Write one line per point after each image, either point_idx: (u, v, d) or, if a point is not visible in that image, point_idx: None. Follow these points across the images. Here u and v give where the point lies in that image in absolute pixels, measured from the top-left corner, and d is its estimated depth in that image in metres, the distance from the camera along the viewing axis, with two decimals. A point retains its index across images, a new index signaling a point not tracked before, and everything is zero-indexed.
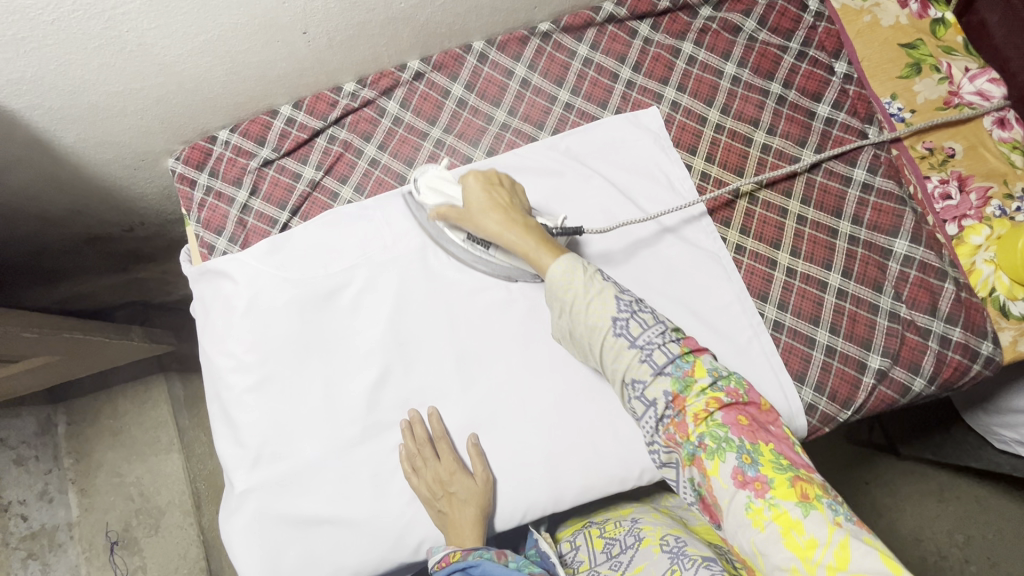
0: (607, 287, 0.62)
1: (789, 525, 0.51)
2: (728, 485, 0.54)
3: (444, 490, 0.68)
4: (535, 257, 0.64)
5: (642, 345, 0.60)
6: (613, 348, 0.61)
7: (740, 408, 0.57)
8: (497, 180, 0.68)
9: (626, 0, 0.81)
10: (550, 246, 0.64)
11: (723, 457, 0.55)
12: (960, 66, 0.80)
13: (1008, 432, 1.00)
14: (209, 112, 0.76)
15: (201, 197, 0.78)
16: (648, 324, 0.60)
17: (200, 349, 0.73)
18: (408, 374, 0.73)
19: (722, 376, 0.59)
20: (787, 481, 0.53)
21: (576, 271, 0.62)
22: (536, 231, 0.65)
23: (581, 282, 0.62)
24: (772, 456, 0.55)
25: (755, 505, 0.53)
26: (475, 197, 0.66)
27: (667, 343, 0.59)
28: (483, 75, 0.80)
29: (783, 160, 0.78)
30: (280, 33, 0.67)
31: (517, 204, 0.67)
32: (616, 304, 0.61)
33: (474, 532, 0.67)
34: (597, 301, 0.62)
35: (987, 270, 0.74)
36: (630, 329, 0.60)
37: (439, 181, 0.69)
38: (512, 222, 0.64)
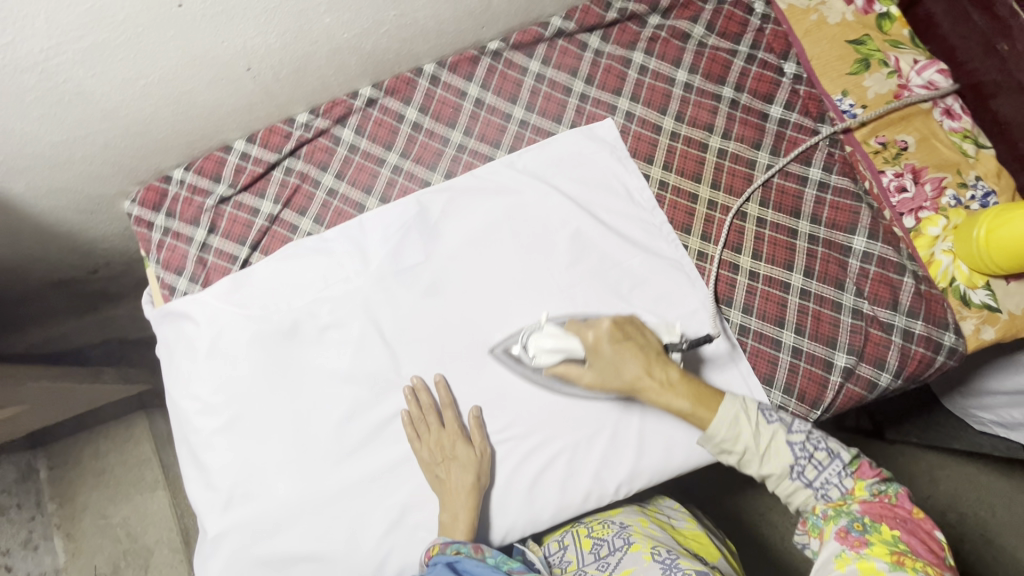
0: (779, 430, 0.66)
1: (869, 570, 0.56)
2: (829, 538, 0.60)
3: (443, 456, 0.69)
4: (696, 415, 0.67)
5: (817, 484, 0.64)
6: (787, 488, 0.65)
7: (881, 502, 0.62)
8: (627, 326, 0.70)
9: (573, 13, 0.81)
10: (707, 402, 0.67)
11: (836, 520, 0.61)
12: (908, 59, 0.80)
13: (987, 414, 1.02)
14: (161, 153, 0.75)
15: (159, 238, 0.77)
16: (823, 464, 0.64)
17: (166, 393, 0.73)
18: (378, 405, 0.72)
19: (882, 489, 0.63)
20: (888, 549, 0.57)
21: (745, 424, 0.66)
22: (690, 390, 0.67)
23: (752, 437, 0.65)
24: (889, 536, 0.58)
25: (847, 556, 0.58)
26: (610, 352, 0.68)
27: (843, 479, 0.64)
28: (437, 97, 0.80)
29: (740, 164, 0.79)
30: (224, 71, 0.66)
31: (653, 349, 0.69)
32: (790, 451, 0.65)
33: (468, 501, 0.67)
34: (772, 453, 0.65)
35: (947, 261, 0.74)
36: (807, 473, 0.64)
37: (547, 340, 0.69)
38: (661, 378, 0.67)
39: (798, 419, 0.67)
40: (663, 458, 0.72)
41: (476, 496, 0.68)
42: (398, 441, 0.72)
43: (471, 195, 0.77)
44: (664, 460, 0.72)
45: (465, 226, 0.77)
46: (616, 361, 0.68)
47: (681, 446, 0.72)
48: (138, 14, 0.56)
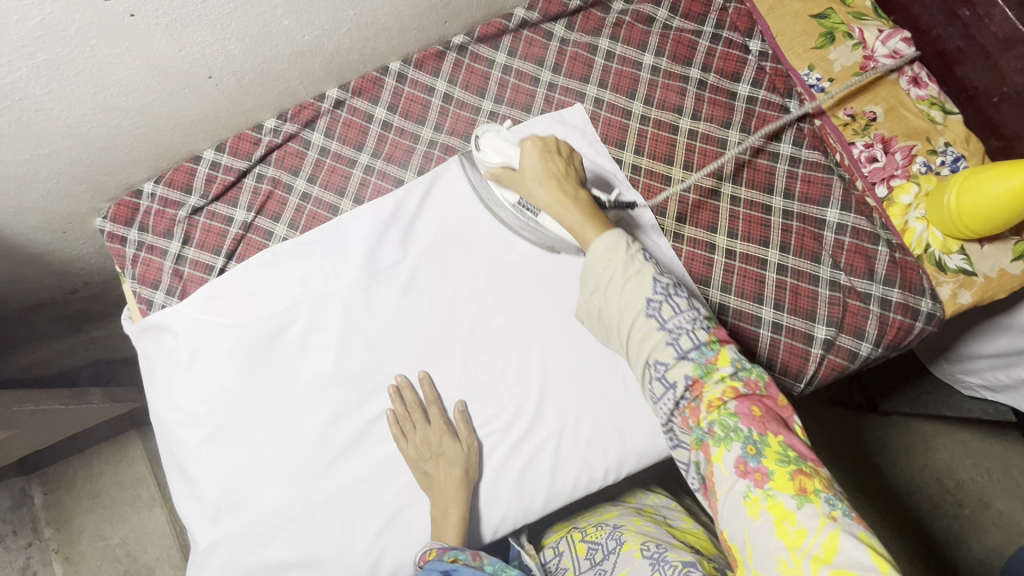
0: (646, 267, 0.56)
1: (781, 515, 0.47)
2: (726, 471, 0.50)
3: (431, 452, 0.69)
4: (580, 230, 0.59)
5: (672, 330, 0.54)
6: (640, 330, 0.55)
7: (755, 398, 0.53)
8: (559, 145, 0.64)
9: (537, 3, 0.81)
10: (598, 223, 0.59)
11: (727, 444, 0.51)
12: (873, 30, 0.80)
13: (974, 378, 1.03)
14: (130, 167, 0.75)
15: (133, 253, 0.77)
16: (682, 310, 0.54)
17: (149, 407, 0.72)
18: (363, 406, 0.72)
19: (745, 367, 0.54)
20: (788, 475, 0.48)
21: (619, 249, 0.56)
22: (587, 207, 0.60)
23: (621, 261, 0.55)
24: (780, 448, 0.50)
25: (751, 494, 0.49)
26: (531, 160, 0.62)
27: (698, 334, 0.54)
28: (405, 95, 0.79)
29: (711, 143, 0.79)
30: (185, 80, 0.66)
31: (575, 172, 0.63)
32: (652, 285, 0.54)
33: (457, 495, 0.67)
34: (635, 280, 0.55)
35: (920, 228, 0.75)
36: (664, 313, 0.54)
37: (502, 142, 0.67)
38: (566, 192, 0.60)
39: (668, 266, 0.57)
40: (649, 440, 0.72)
41: (466, 489, 0.68)
42: (385, 441, 0.72)
43: (445, 190, 0.77)
44: (650, 442, 0.73)
45: (441, 222, 0.76)
46: (533, 165, 0.62)
47: None
48: (89, 27, 0.55)
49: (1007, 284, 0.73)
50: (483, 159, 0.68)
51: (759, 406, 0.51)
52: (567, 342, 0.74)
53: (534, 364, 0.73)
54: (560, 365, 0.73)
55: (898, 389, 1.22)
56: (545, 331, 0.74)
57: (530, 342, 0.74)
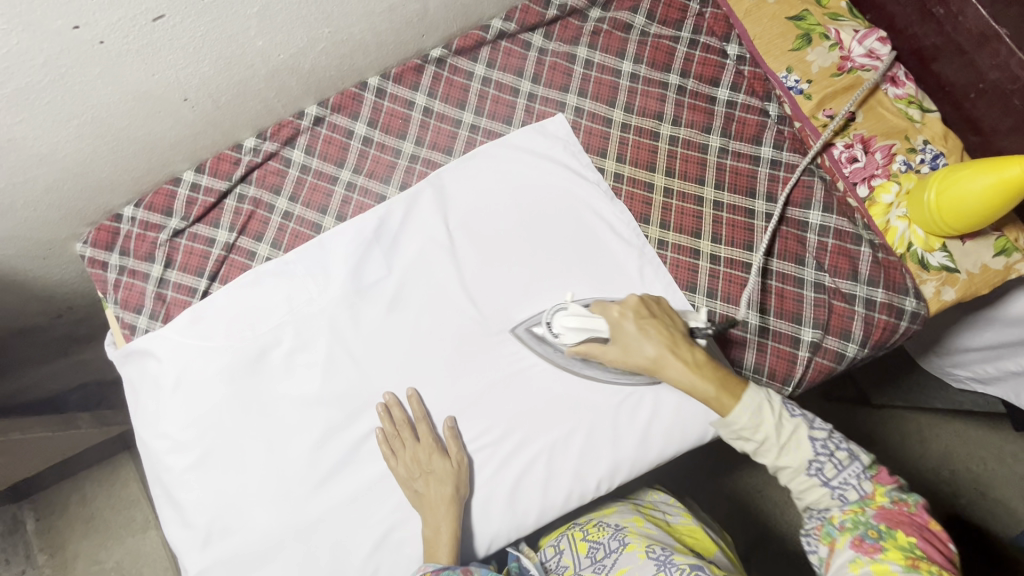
0: (798, 426, 0.62)
1: (882, 572, 0.54)
2: (844, 547, 0.58)
3: (421, 470, 0.69)
4: (717, 401, 0.62)
5: (836, 483, 0.60)
6: (803, 484, 0.61)
7: (898, 510, 0.58)
8: (651, 305, 0.68)
9: (514, 14, 0.80)
10: (732, 388, 0.62)
11: (852, 531, 0.58)
12: (849, 30, 0.80)
13: (962, 371, 1.03)
14: (109, 191, 0.74)
15: (115, 278, 0.76)
16: (844, 463, 0.60)
17: (135, 433, 0.72)
18: (351, 425, 0.72)
19: (898, 495, 0.60)
20: (904, 554, 0.54)
21: (764, 415, 0.61)
22: (714, 372, 0.63)
23: (770, 427, 0.61)
24: (905, 543, 0.55)
25: (862, 562, 0.55)
26: (634, 336, 0.65)
27: (862, 481, 0.60)
28: (385, 110, 0.79)
29: (692, 149, 0.79)
30: (160, 103, 0.65)
31: (677, 330, 0.66)
32: (811, 446, 0.61)
33: (448, 512, 0.67)
34: (791, 445, 0.61)
35: (902, 226, 0.75)
36: (826, 471, 0.60)
37: (574, 318, 0.67)
38: (688, 362, 0.63)
39: (819, 417, 0.63)
40: (639, 450, 0.72)
41: (457, 506, 0.68)
42: (374, 459, 0.71)
43: (428, 204, 0.76)
44: (641, 452, 0.72)
45: (424, 237, 0.76)
46: (641, 343, 0.65)
47: (657, 436, 0.72)
48: (59, 56, 0.54)
49: (989, 280, 0.73)
50: (561, 341, 0.68)
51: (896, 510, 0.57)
52: (556, 354, 0.73)
53: (523, 377, 0.73)
54: (550, 377, 0.73)
55: (891, 382, 1.23)
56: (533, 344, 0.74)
57: (519, 355, 0.73)
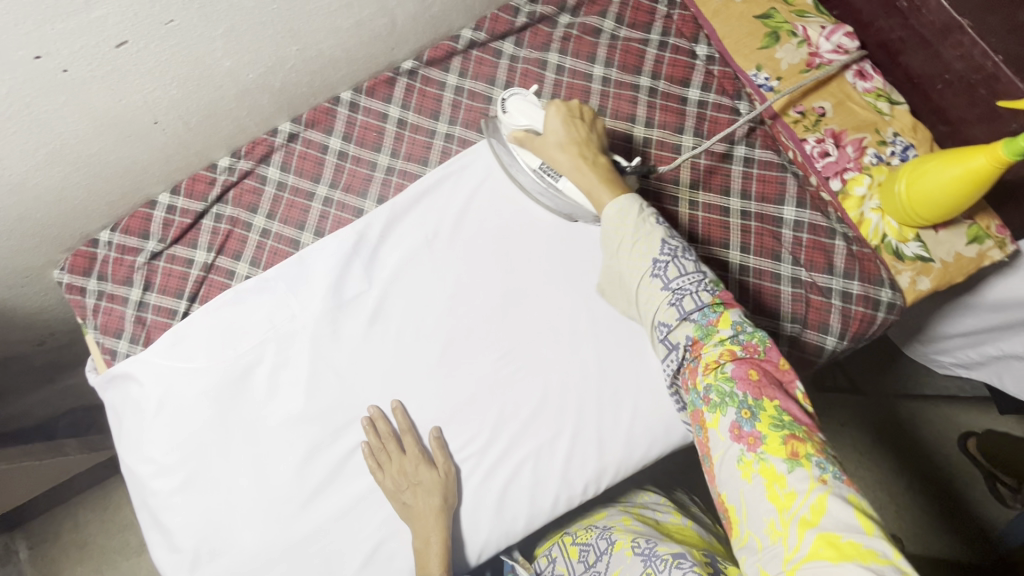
0: (655, 229, 0.59)
1: (773, 478, 0.48)
2: (722, 435, 0.52)
3: (408, 483, 0.68)
4: (594, 196, 0.62)
5: (676, 288, 0.57)
6: (647, 287, 0.59)
7: (753, 362, 0.54)
8: (586, 115, 0.67)
9: (483, 23, 0.81)
10: (613, 190, 0.62)
11: (723, 410, 0.52)
12: (815, 26, 0.81)
13: (946, 356, 1.04)
14: (84, 216, 0.74)
15: (94, 303, 0.76)
16: (688, 271, 0.57)
17: (120, 458, 0.72)
18: (337, 441, 0.72)
19: (745, 330, 0.55)
20: (781, 438, 0.49)
21: (629, 213, 0.60)
22: (606, 175, 0.63)
23: (630, 224, 0.59)
24: (774, 413, 0.51)
25: (747, 458, 0.50)
26: (554, 128, 0.66)
27: (703, 295, 0.56)
28: (359, 123, 0.79)
29: (666, 150, 0.80)
30: (130, 127, 0.65)
31: (595, 138, 0.66)
32: (659, 245, 0.58)
33: (437, 523, 0.67)
34: (643, 239, 0.59)
35: (875, 218, 0.76)
36: (668, 272, 0.57)
37: (528, 105, 0.69)
38: (586, 157, 0.64)
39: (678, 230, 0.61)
40: (624, 451, 0.72)
41: (446, 518, 0.68)
42: (361, 474, 0.71)
43: (407, 217, 0.77)
44: (626, 453, 0.73)
45: (404, 248, 0.76)
46: (559, 133, 0.65)
47: (642, 438, 0.73)
48: (22, 87, 0.54)
49: (963, 268, 0.74)
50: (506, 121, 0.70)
51: (754, 370, 0.52)
52: (538, 359, 0.74)
53: (507, 385, 0.73)
54: (534, 382, 0.73)
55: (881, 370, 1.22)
56: (515, 351, 0.74)
57: (503, 363, 0.73)
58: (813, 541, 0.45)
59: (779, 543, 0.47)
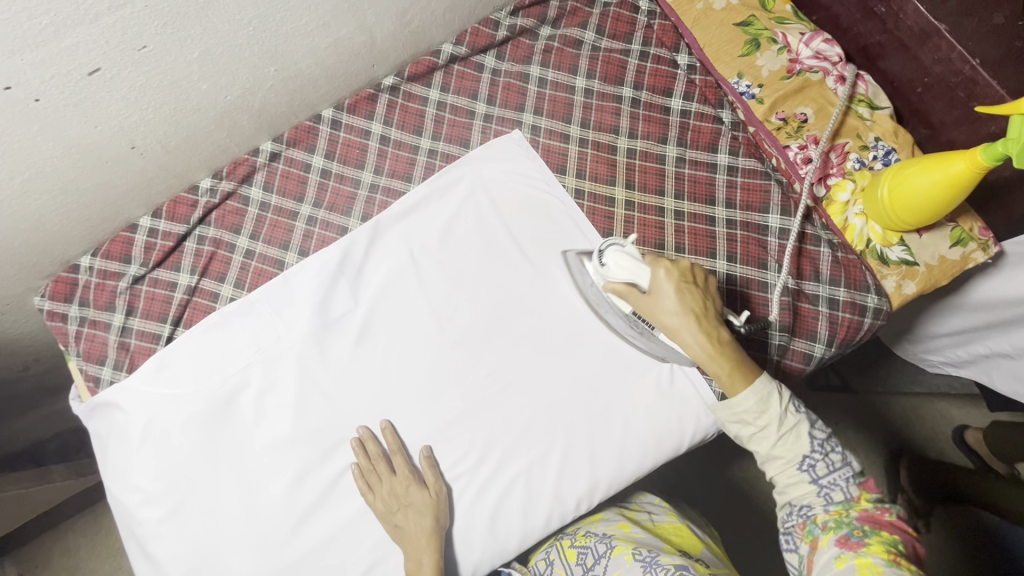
0: (800, 421, 0.60)
1: (866, 565, 0.52)
2: (827, 545, 0.56)
3: (400, 503, 0.68)
4: (727, 383, 0.60)
5: (823, 484, 0.58)
6: (793, 480, 0.59)
7: (882, 518, 0.57)
8: (696, 274, 0.63)
9: (464, 37, 0.80)
10: (745, 373, 0.60)
11: (835, 529, 0.56)
12: (795, 33, 0.81)
13: (935, 355, 1.04)
14: (63, 243, 0.73)
15: (76, 329, 0.75)
16: (836, 466, 0.58)
17: (105, 488, 0.71)
18: (326, 463, 0.71)
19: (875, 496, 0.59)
20: (885, 546, 0.53)
21: (772, 403, 0.59)
22: (733, 355, 0.60)
23: (775, 417, 0.59)
24: (885, 538, 0.55)
25: (846, 557, 0.54)
26: (668, 296, 0.61)
27: (850, 485, 0.58)
28: (341, 141, 0.78)
29: (650, 161, 0.79)
30: (107, 153, 0.64)
31: (710, 304, 0.62)
32: (810, 441, 0.59)
33: (429, 544, 0.66)
34: (790, 436, 0.59)
35: (859, 223, 0.77)
36: (818, 469, 0.58)
37: (626, 258, 0.63)
38: (711, 336, 0.61)
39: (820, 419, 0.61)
40: (617, 466, 0.72)
41: (438, 539, 0.67)
42: (351, 496, 0.71)
43: (391, 233, 0.76)
44: (619, 468, 0.72)
45: (391, 265, 0.75)
46: (674, 303, 0.61)
47: (633, 451, 0.72)
48: None
49: (948, 270, 0.74)
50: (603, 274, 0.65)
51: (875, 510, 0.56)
52: (528, 376, 0.73)
53: (497, 402, 0.73)
54: (525, 399, 0.73)
55: (872, 369, 1.22)
56: (503, 367, 0.73)
57: (494, 379, 0.73)
58: None
59: None
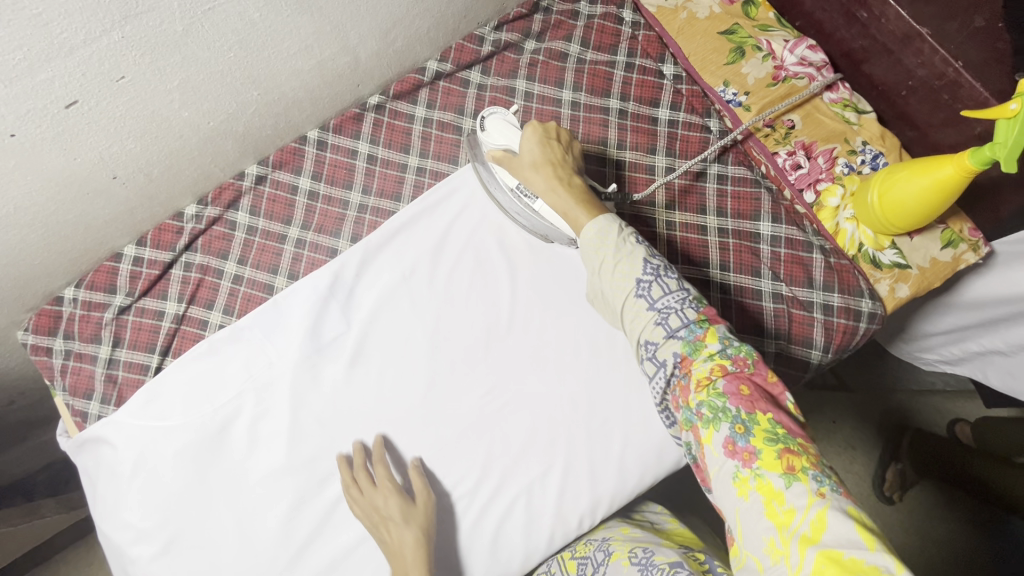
0: (638, 249, 0.55)
1: (770, 495, 0.45)
2: (715, 451, 0.49)
3: (379, 515, 0.65)
4: (572, 217, 0.60)
5: (661, 308, 0.53)
6: (632, 311, 0.54)
7: (745, 378, 0.50)
8: (560, 135, 0.66)
9: (448, 54, 0.80)
10: (590, 210, 0.60)
11: (716, 426, 0.49)
12: (779, 40, 0.82)
13: (930, 353, 1.04)
14: (46, 275, 0.71)
15: (61, 363, 0.73)
16: (673, 294, 0.53)
17: (95, 525, 0.69)
18: (323, 491, 0.70)
19: (734, 344, 0.52)
20: (776, 452, 0.46)
21: (610, 232, 0.56)
22: (580, 194, 0.61)
23: (612, 242, 0.55)
24: (768, 425, 0.48)
25: (742, 475, 0.47)
26: (530, 148, 0.64)
27: (694, 327, 0.52)
28: (328, 161, 0.77)
29: (640, 171, 0.79)
30: (88, 184, 0.63)
31: (571, 160, 0.65)
32: (642, 265, 0.54)
33: (411, 553, 0.62)
34: (625, 261, 0.55)
35: (851, 228, 0.77)
36: (653, 292, 0.53)
37: (506, 125, 0.68)
38: (561, 179, 0.62)
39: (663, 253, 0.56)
40: (618, 481, 0.71)
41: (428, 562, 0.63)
42: (350, 524, 0.70)
43: (384, 253, 0.75)
44: (619, 483, 0.72)
45: (384, 285, 0.74)
46: (533, 153, 0.64)
47: (634, 466, 0.72)
48: None
49: (940, 273, 0.74)
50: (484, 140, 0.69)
51: (747, 385, 0.49)
52: (525, 393, 0.73)
53: (494, 422, 0.72)
54: (522, 417, 0.72)
55: (870, 368, 1.22)
56: (501, 386, 0.73)
57: (492, 399, 0.72)
58: (815, 559, 0.42)
59: (781, 563, 0.43)
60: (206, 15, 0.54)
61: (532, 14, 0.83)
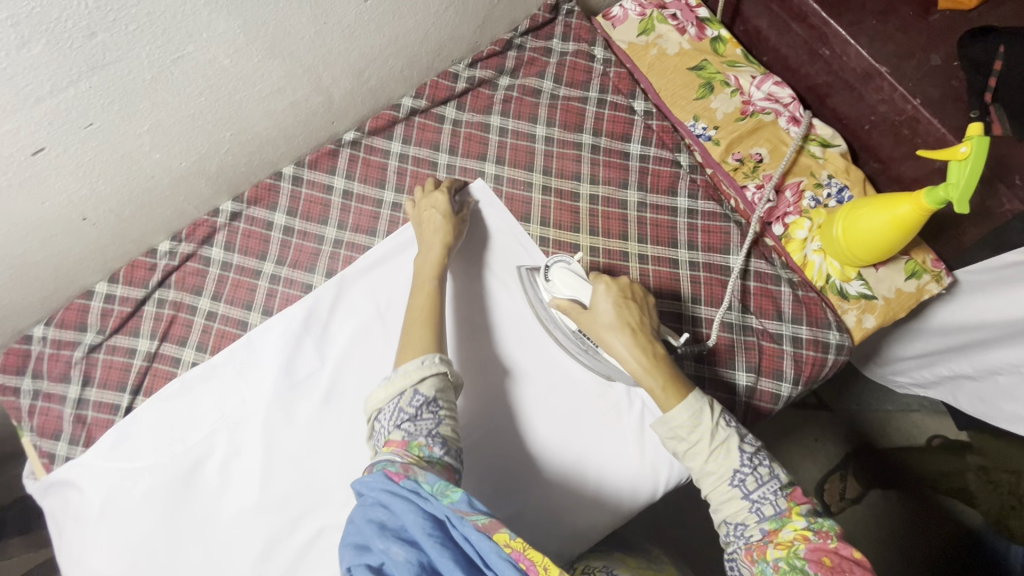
0: (730, 437, 0.60)
1: None
2: None
3: (423, 213, 0.74)
4: (660, 396, 0.61)
5: (756, 499, 0.57)
6: (725, 494, 0.59)
7: (829, 549, 0.52)
8: (634, 291, 0.67)
9: (424, 90, 0.81)
10: (677, 388, 0.61)
11: None
12: (747, 76, 0.84)
13: (903, 377, 1.06)
14: (14, 314, 0.70)
15: (29, 404, 0.72)
16: (764, 479, 0.58)
17: (61, 571, 0.68)
18: (295, 532, 0.69)
19: (817, 520, 0.56)
20: None
21: (703, 418, 0.60)
22: (666, 369, 0.62)
23: (706, 431, 0.59)
24: None
25: None
26: (606, 308, 0.64)
27: (778, 499, 0.57)
28: (303, 197, 0.78)
29: (613, 206, 0.80)
30: (58, 225, 0.63)
31: (647, 321, 0.65)
32: (739, 455, 0.59)
33: (441, 236, 0.72)
34: (720, 451, 0.59)
35: (819, 260, 0.79)
36: (748, 484, 0.58)
37: (572, 274, 0.67)
38: (644, 348, 0.62)
39: (752, 433, 0.62)
40: (592, 518, 0.71)
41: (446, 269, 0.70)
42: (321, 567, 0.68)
43: (359, 288, 0.76)
44: (594, 519, 0.71)
45: (359, 322, 0.75)
46: (611, 315, 0.64)
47: (609, 502, 0.71)
48: None
49: (905, 303, 0.76)
50: (550, 288, 0.68)
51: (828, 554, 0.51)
52: (499, 429, 0.73)
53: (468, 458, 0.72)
54: (496, 453, 0.72)
55: (847, 390, 1.24)
56: (475, 420, 0.73)
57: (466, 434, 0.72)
58: None
59: None
60: (176, 62, 0.55)
61: (505, 52, 0.84)
